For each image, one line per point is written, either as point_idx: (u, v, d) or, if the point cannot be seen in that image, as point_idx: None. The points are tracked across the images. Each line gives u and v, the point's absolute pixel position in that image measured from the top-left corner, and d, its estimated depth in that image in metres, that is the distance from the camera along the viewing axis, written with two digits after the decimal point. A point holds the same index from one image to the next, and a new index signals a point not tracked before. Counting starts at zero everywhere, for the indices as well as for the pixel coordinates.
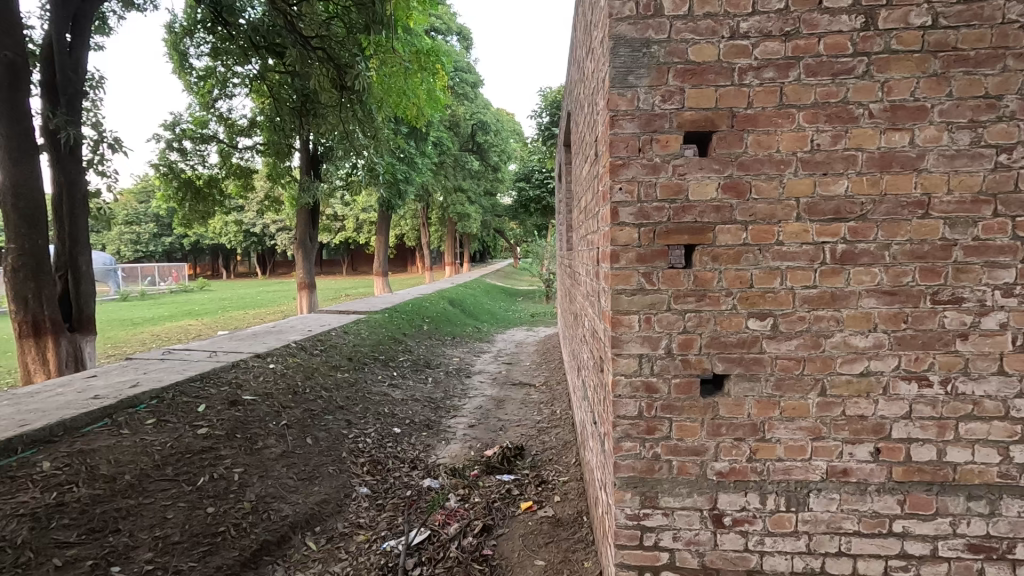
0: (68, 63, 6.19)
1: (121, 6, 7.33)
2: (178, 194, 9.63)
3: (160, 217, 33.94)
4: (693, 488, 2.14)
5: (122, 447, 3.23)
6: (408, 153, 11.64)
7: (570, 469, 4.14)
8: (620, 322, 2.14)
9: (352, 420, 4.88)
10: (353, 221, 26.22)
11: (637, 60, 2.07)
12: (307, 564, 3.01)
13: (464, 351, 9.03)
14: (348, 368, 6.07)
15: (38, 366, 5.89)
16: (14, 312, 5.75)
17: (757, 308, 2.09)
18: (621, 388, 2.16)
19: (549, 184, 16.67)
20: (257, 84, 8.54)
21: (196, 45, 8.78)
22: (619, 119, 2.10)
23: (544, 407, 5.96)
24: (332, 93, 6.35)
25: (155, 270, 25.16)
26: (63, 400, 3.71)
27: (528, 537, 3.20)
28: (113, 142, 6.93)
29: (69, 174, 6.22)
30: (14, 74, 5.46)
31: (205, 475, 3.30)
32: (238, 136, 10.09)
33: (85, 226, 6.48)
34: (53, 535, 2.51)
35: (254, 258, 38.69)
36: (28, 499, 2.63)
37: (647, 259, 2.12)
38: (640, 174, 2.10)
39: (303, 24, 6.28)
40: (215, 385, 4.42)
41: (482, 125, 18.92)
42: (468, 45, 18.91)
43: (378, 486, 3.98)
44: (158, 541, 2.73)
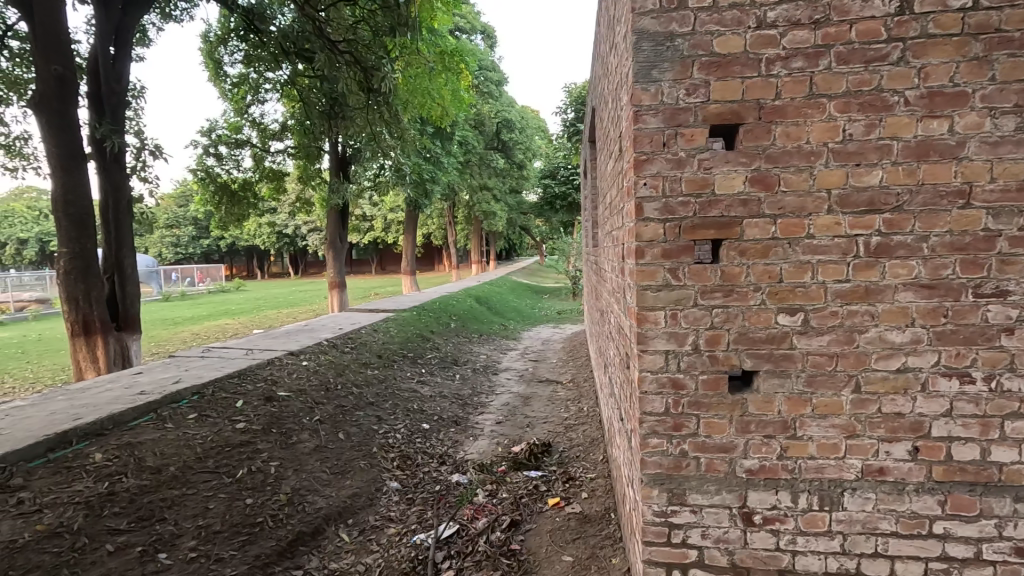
0: (112, 74, 6.50)
1: (160, 18, 7.63)
2: (215, 197, 9.98)
3: (199, 220, 35.28)
4: (721, 485, 2.12)
5: (167, 440, 3.39)
6: (434, 153, 11.76)
7: (598, 465, 4.14)
8: (645, 318, 2.13)
9: (382, 416, 4.99)
10: (381, 221, 26.65)
11: (660, 54, 2.06)
12: (341, 555, 3.10)
13: (491, 348, 9.09)
14: (378, 365, 6.20)
15: (89, 363, 6.21)
16: (66, 312, 6.07)
17: (787, 303, 2.05)
18: (648, 384, 2.15)
19: (575, 180, 16.60)
20: (287, 88, 8.74)
21: (229, 53, 9.06)
22: (642, 114, 2.09)
23: (571, 404, 5.95)
24: (360, 95, 6.49)
25: (194, 271, 26.15)
26: (112, 395, 3.92)
27: (556, 532, 3.22)
28: (154, 148, 7.25)
29: (114, 181, 6.55)
30: (64, 87, 5.77)
31: (243, 467, 3.43)
32: (270, 140, 10.39)
33: (129, 230, 6.80)
34: (105, 523, 2.65)
35: (286, 259, 39.75)
36: (82, 488, 2.79)
37: (673, 254, 2.10)
38: (665, 169, 2.09)
39: (331, 28, 6.43)
40: (251, 381, 4.59)
41: (507, 123, 18.96)
42: (493, 44, 18.97)
43: (408, 480, 4.06)
44: (200, 530, 2.85)
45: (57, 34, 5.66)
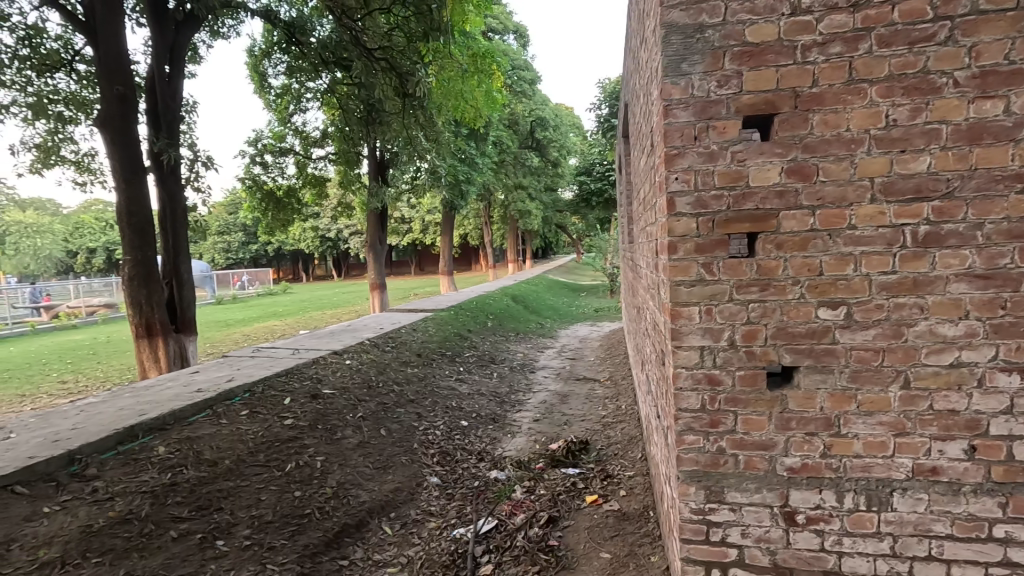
0: (167, 90, 6.92)
1: (209, 36, 8.05)
2: (262, 205, 10.43)
3: (247, 227, 36.93)
4: (761, 484, 2.07)
5: (221, 435, 3.60)
6: (469, 154, 11.89)
7: (636, 464, 4.11)
8: (679, 314, 2.12)
9: (422, 413, 5.12)
10: (420, 223, 27.17)
11: (690, 47, 2.03)
12: (384, 547, 3.21)
13: (528, 347, 9.10)
14: (417, 364, 6.34)
15: (152, 363, 6.63)
16: (131, 315, 6.51)
17: (828, 297, 1.98)
18: (683, 380, 2.13)
19: (610, 176, 16.44)
20: (327, 97, 9.06)
21: (273, 65, 9.44)
22: (673, 108, 2.07)
23: (609, 402, 5.92)
24: (396, 100, 6.69)
25: (245, 274, 27.37)
26: (172, 393, 4.19)
27: (594, 529, 3.23)
28: (206, 160, 7.67)
29: (171, 192, 6.97)
30: (126, 105, 6.18)
31: (292, 461, 3.61)
32: (312, 147, 10.78)
33: (185, 238, 7.22)
34: (169, 511, 2.85)
35: (330, 262, 41.07)
36: (148, 478, 3.00)
37: (706, 249, 2.07)
38: (696, 163, 2.06)
39: (367, 36, 6.57)
40: (298, 379, 4.80)
41: (541, 121, 18.96)
42: (525, 43, 18.99)
43: (448, 476, 4.15)
44: (254, 519, 3.02)
45: (118, 55, 6.07)
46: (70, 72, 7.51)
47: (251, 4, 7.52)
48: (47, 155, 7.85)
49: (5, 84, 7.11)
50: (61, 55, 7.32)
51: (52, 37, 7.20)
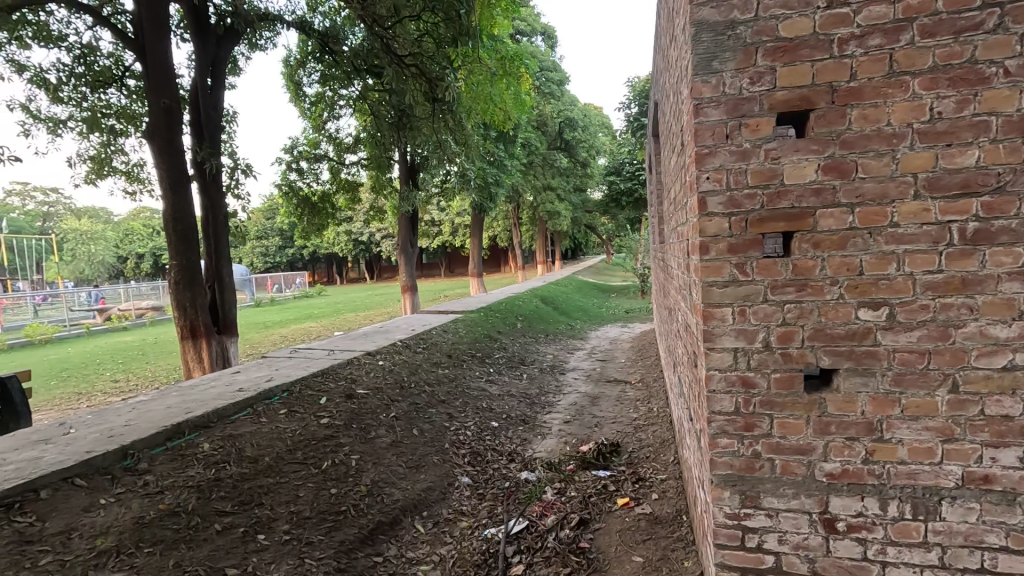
0: (209, 101, 7.23)
1: (247, 48, 8.37)
2: (298, 210, 10.74)
3: (284, 232, 38.10)
4: (799, 489, 2.02)
5: (261, 433, 3.73)
6: (498, 156, 11.96)
7: (669, 467, 4.06)
8: (711, 315, 2.08)
9: (453, 414, 5.18)
10: (449, 226, 27.52)
11: (721, 44, 2.00)
12: (416, 545, 3.27)
13: (558, 348, 9.08)
14: (448, 365, 6.42)
15: (196, 363, 6.92)
16: (177, 318, 6.82)
17: (869, 297, 1.92)
18: (716, 383, 2.10)
19: (640, 175, 16.28)
20: (359, 103, 9.29)
21: (307, 75, 9.72)
22: (703, 107, 2.04)
23: (640, 404, 5.86)
24: (425, 105, 6.88)
25: (283, 277, 28.19)
26: (216, 392, 4.37)
27: (626, 532, 3.21)
28: (245, 168, 7.97)
29: (213, 199, 7.28)
30: (170, 117, 6.46)
31: (328, 459, 3.71)
32: (345, 153, 11.05)
33: (226, 243, 7.52)
34: (213, 505, 2.97)
35: (362, 266, 41.95)
36: (194, 474, 3.14)
37: (739, 249, 2.04)
38: (728, 161, 2.02)
39: (397, 44, 6.71)
40: (333, 379, 4.93)
41: (569, 122, 18.91)
42: (553, 44, 18.98)
43: (479, 476, 4.20)
44: (293, 515, 3.12)
45: (164, 70, 6.38)
46: (121, 87, 7.92)
47: (287, 16, 7.78)
48: (100, 166, 8.31)
49: (63, 100, 7.58)
50: (112, 72, 7.73)
51: (104, 54, 7.61)
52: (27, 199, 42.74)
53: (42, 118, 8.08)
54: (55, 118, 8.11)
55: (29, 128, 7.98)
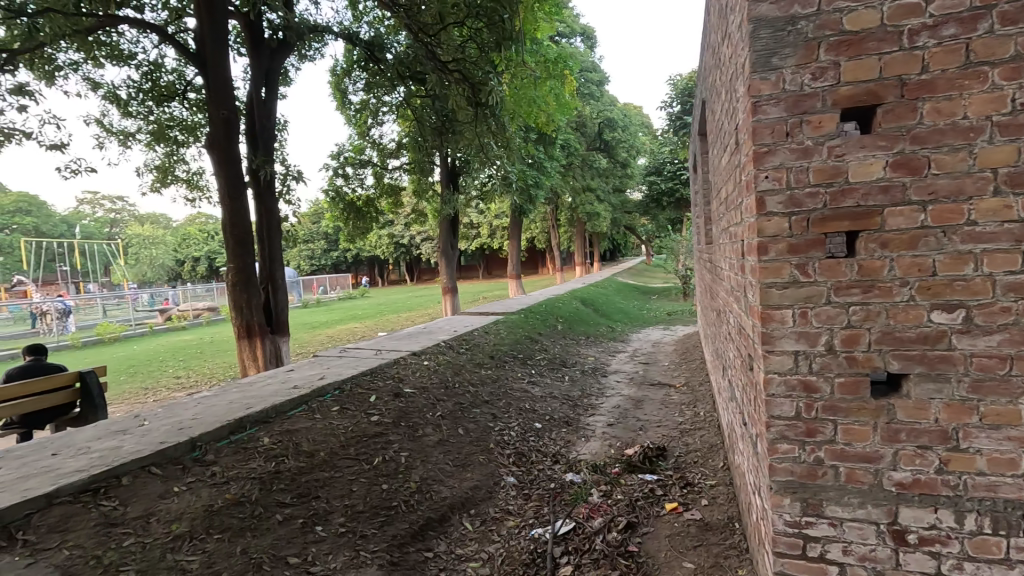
0: (263, 112, 7.58)
1: (298, 60, 8.73)
2: (345, 214, 11.10)
3: (329, 236, 39.36)
4: (865, 498, 1.94)
5: (317, 429, 3.89)
6: (538, 158, 12.01)
7: (718, 473, 3.98)
8: (770, 317, 2.04)
9: (497, 414, 5.23)
10: (488, 228, 27.82)
11: (781, 40, 1.96)
12: (465, 542, 3.32)
13: (599, 351, 9.01)
14: (491, 365, 6.48)
15: (252, 362, 7.25)
16: (234, 318, 7.16)
17: (942, 299, 1.83)
18: (775, 387, 2.05)
19: (682, 174, 15.98)
20: (402, 110, 9.55)
21: (353, 83, 10.04)
22: (762, 105, 2.00)
23: (686, 409, 5.74)
24: (468, 110, 6.88)
25: (327, 280, 29.01)
26: (273, 388, 4.58)
27: (676, 538, 3.17)
28: (295, 174, 8.31)
29: (267, 205, 7.62)
30: (229, 127, 6.83)
31: (379, 456, 3.83)
32: (388, 158, 11.33)
33: (279, 247, 7.87)
34: (275, 496, 3.11)
35: (402, 268, 42.82)
36: (256, 466, 3.31)
37: (801, 249, 1.98)
38: (788, 160, 1.98)
39: (441, 50, 6.82)
40: (381, 378, 5.08)
41: (609, 121, 19.06)
42: (593, 45, 18.92)
43: (524, 477, 4.23)
44: (347, 508, 3.23)
45: (223, 83, 6.76)
46: (183, 101, 8.38)
47: (335, 27, 8.07)
48: (165, 175, 8.85)
49: (132, 114, 8.12)
50: (175, 86, 8.20)
51: (168, 70, 8.10)
52: (97, 207, 45.95)
53: (115, 131, 8.69)
54: (126, 131, 8.70)
55: (103, 141, 8.60)
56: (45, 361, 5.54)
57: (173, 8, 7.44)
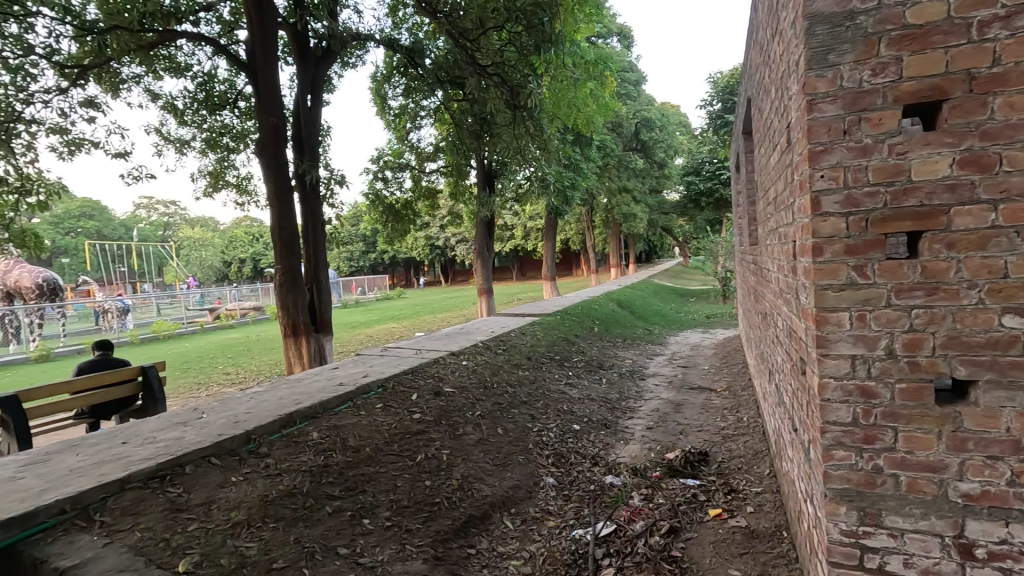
0: (309, 118, 7.86)
1: (341, 67, 9.00)
2: (384, 217, 11.37)
3: (368, 238, 40.29)
4: (928, 509, 1.87)
5: (362, 425, 4.00)
6: (575, 160, 11.99)
7: (764, 480, 3.89)
8: (826, 320, 1.99)
9: (535, 415, 5.25)
10: (522, 229, 27.93)
11: (839, 36, 1.91)
12: (506, 540, 3.36)
13: (636, 353, 8.90)
14: (529, 367, 6.51)
15: (297, 360, 7.51)
16: (281, 317, 7.44)
17: (1014, 302, 1.75)
18: (830, 392, 2.00)
19: (722, 174, 15.63)
20: (441, 113, 9.74)
21: (393, 88, 10.26)
22: (818, 103, 1.96)
23: (728, 413, 5.61)
24: (506, 112, 6.93)
25: (366, 280, 29.75)
26: (320, 385, 4.76)
27: (721, 544, 3.12)
28: (338, 178, 8.57)
29: (312, 208, 7.89)
30: (278, 133, 7.12)
31: (421, 453, 3.91)
32: (426, 162, 11.53)
33: (323, 249, 8.13)
34: (325, 489, 3.23)
35: (437, 270, 43.39)
36: (306, 459, 3.44)
37: (858, 250, 1.92)
38: (845, 159, 1.93)
39: (480, 54, 6.88)
40: (421, 377, 5.18)
41: (646, 122, 18.98)
42: (629, 44, 18.75)
43: (564, 477, 4.24)
44: (393, 503, 3.32)
45: (273, 91, 7.05)
46: (234, 109, 8.77)
47: (376, 35, 8.29)
48: (217, 180, 9.29)
49: (187, 122, 8.58)
50: (227, 95, 8.60)
51: (221, 80, 8.50)
52: (152, 211, 48.57)
53: (172, 139, 9.19)
54: (182, 139, 9.18)
55: (161, 148, 9.11)
56: (111, 355, 5.90)
57: (227, 21, 7.82)
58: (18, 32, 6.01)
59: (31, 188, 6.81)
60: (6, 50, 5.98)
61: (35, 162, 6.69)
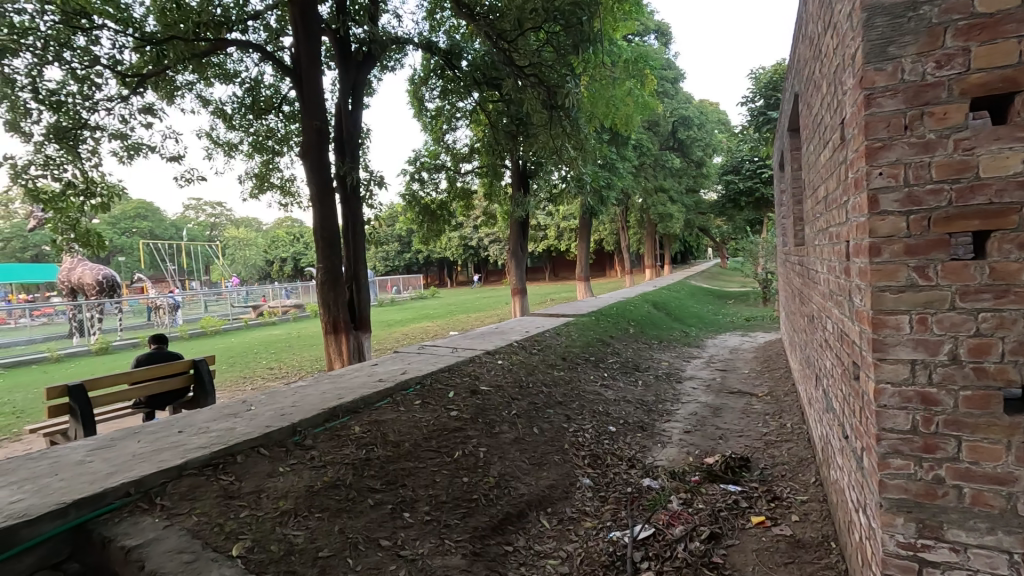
0: (350, 121, 8.06)
1: (380, 71, 9.20)
2: (420, 217, 11.55)
3: (403, 238, 40.95)
4: (995, 524, 1.77)
5: (401, 421, 4.08)
6: (611, 159, 11.88)
7: (810, 489, 3.77)
8: (883, 323, 1.91)
9: (571, 415, 5.23)
10: (555, 229, 27.87)
11: (900, 28, 1.83)
12: (544, 539, 3.37)
13: (673, 356, 8.74)
14: (564, 367, 6.50)
15: (337, 356, 7.73)
16: (322, 314, 7.67)
17: None
18: (887, 398, 1.92)
19: (763, 172, 15.18)
20: (477, 114, 9.84)
21: (430, 90, 10.42)
22: (877, 97, 1.89)
23: (770, 419, 5.45)
24: (543, 113, 6.92)
25: (401, 280, 30.25)
26: (360, 381, 4.88)
27: (764, 552, 3.04)
28: (377, 179, 8.76)
29: (352, 209, 8.10)
30: (321, 136, 7.33)
31: (459, 449, 3.96)
32: (461, 162, 11.64)
33: (363, 248, 8.32)
34: (367, 482, 3.31)
35: (471, 270, 43.74)
36: (349, 452, 3.54)
37: (919, 250, 1.84)
38: (906, 155, 1.85)
39: (518, 55, 6.91)
40: (458, 375, 5.24)
41: (684, 120, 18.72)
42: (667, 41, 18.43)
43: (600, 479, 4.21)
44: (432, 498, 3.38)
45: (316, 96, 7.26)
46: (279, 113, 9.08)
47: (415, 38, 8.44)
48: (262, 182, 9.64)
49: (235, 127, 8.95)
50: (272, 100, 8.93)
51: (266, 86, 8.83)
52: (200, 212, 50.75)
53: (221, 143, 9.60)
54: (230, 142, 9.58)
55: (211, 152, 9.53)
56: (166, 349, 6.21)
57: (273, 29, 8.12)
58: (85, 45, 6.41)
59: (95, 191, 7.26)
60: (75, 62, 6.38)
61: (98, 166, 7.12)
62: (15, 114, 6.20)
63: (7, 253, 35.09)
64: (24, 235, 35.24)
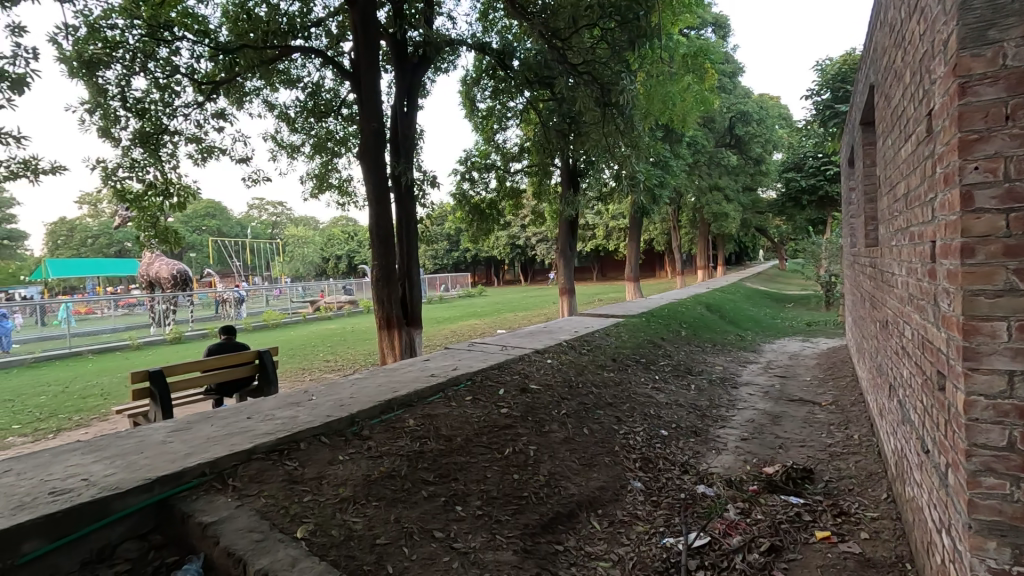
0: (405, 123, 8.26)
1: (434, 72, 9.41)
2: (470, 216, 11.70)
3: (452, 237, 41.61)
4: None
5: (453, 416, 4.16)
6: (663, 157, 11.59)
7: (881, 506, 3.54)
8: (976, 330, 1.77)
9: (621, 417, 5.15)
10: (604, 229, 27.46)
11: (1002, 9, 1.69)
12: (594, 540, 3.34)
13: (727, 360, 8.43)
14: (613, 368, 6.41)
15: (390, 350, 7.96)
16: (377, 309, 7.92)
17: None
18: (980, 411, 1.77)
19: (828, 170, 14.38)
20: (527, 113, 9.86)
21: (481, 91, 10.54)
22: (973, 86, 1.75)
23: (835, 430, 5.15)
24: (596, 111, 6.82)
25: (450, 279, 30.75)
26: (413, 375, 5.00)
27: (830, 570, 2.89)
28: (430, 179, 8.94)
29: (405, 208, 8.31)
30: (377, 137, 7.56)
31: (509, 446, 3.98)
32: (511, 162, 11.67)
33: (416, 247, 8.51)
34: (421, 474, 3.39)
35: (518, 269, 43.86)
36: (403, 444, 3.63)
37: (1021, 251, 1.69)
38: (1006, 148, 1.71)
39: (571, 53, 6.93)
40: (508, 373, 5.27)
41: (742, 115, 18.02)
42: (726, 34, 17.79)
43: (652, 483, 4.13)
44: (482, 493, 3.41)
45: (373, 98, 7.48)
46: (337, 116, 9.44)
47: (467, 39, 8.54)
48: (322, 182, 10.02)
49: (298, 129, 9.38)
50: (331, 104, 9.29)
51: (327, 90, 9.20)
52: (263, 211, 53.48)
53: (284, 145, 10.08)
54: (293, 145, 10.04)
55: (276, 153, 10.03)
56: (233, 339, 6.58)
57: (334, 35, 8.44)
58: (167, 56, 6.89)
59: (172, 191, 7.81)
60: (157, 72, 6.87)
61: (176, 168, 7.66)
62: (107, 121, 6.77)
63: (96, 250, 38.30)
64: (110, 233, 38.40)
